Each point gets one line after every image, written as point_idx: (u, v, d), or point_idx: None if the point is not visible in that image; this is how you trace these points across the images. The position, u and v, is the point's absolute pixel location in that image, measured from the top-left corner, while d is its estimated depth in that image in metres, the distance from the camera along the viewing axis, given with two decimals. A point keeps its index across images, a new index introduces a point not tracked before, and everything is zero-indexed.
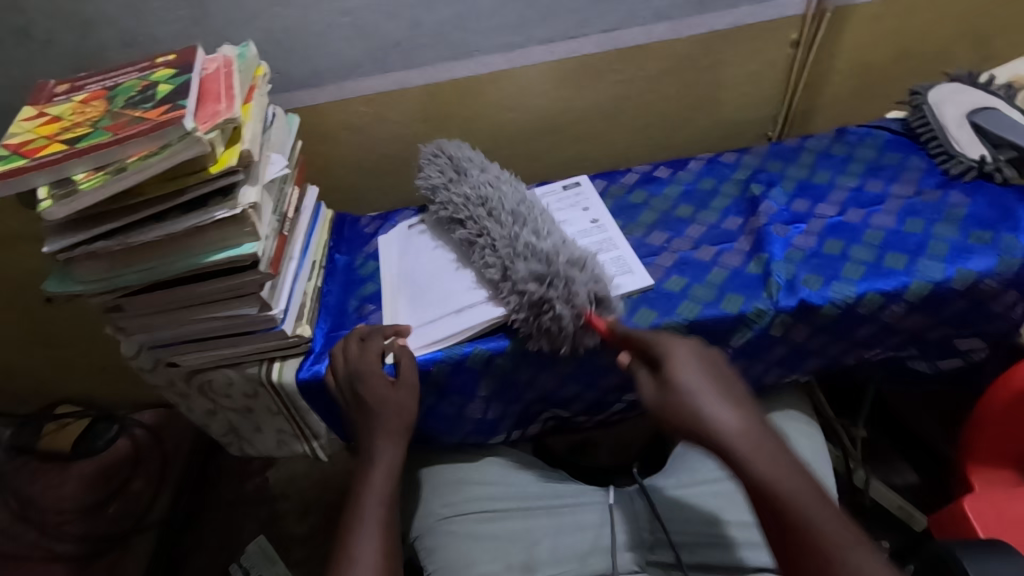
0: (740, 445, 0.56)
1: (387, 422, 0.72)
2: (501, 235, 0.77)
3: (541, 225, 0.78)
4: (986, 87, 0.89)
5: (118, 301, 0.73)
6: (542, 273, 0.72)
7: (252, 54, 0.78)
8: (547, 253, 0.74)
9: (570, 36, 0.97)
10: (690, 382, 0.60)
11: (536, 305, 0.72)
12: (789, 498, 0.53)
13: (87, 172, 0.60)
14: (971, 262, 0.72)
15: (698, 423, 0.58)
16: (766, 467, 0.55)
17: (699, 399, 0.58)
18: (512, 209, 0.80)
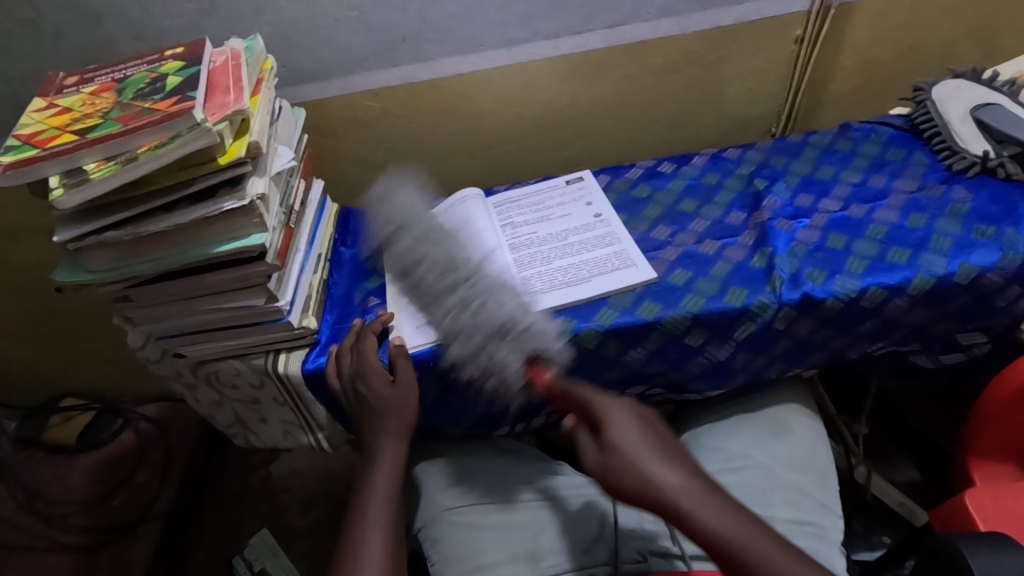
0: (685, 502, 0.57)
1: (388, 421, 0.74)
2: (438, 304, 0.76)
3: (466, 283, 0.75)
4: (990, 83, 0.89)
5: (127, 292, 0.74)
6: (474, 331, 0.71)
7: (260, 47, 0.79)
8: (472, 324, 0.71)
9: (575, 32, 0.98)
10: (629, 445, 0.60)
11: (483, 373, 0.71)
12: (735, 547, 0.55)
13: (97, 162, 0.61)
14: (974, 256, 0.73)
15: (639, 491, 0.58)
16: (717, 520, 0.56)
17: (636, 463, 0.59)
18: (437, 270, 0.77)
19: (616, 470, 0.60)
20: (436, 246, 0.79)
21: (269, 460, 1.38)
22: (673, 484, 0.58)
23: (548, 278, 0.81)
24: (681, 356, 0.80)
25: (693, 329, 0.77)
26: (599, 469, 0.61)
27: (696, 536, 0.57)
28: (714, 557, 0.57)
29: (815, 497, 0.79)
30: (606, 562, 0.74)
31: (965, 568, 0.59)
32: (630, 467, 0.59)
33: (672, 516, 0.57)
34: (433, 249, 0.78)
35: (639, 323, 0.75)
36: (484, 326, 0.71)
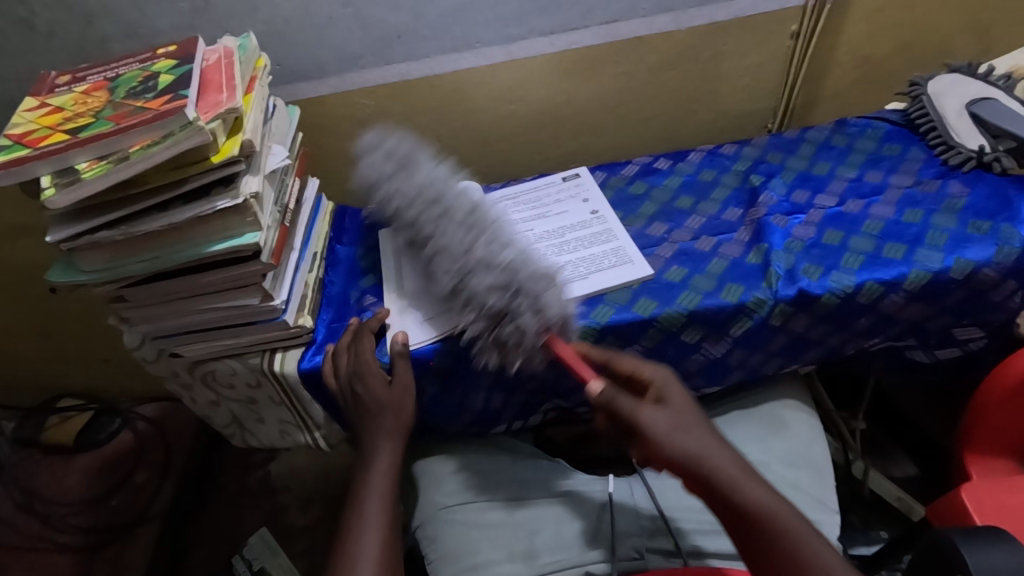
0: (729, 470, 0.59)
1: (385, 422, 0.74)
2: (448, 244, 0.77)
3: (501, 238, 0.77)
4: (986, 78, 0.89)
5: (122, 291, 0.73)
6: (514, 266, 0.73)
7: (253, 45, 0.78)
8: (507, 262, 0.73)
9: (570, 28, 0.97)
10: (680, 415, 0.63)
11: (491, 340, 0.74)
12: (768, 523, 0.56)
13: (89, 162, 0.60)
14: (970, 251, 0.73)
15: (683, 456, 0.59)
16: (760, 492, 0.58)
17: (682, 430, 0.61)
18: (469, 217, 0.79)
19: (667, 429, 0.61)
20: (462, 202, 0.81)
21: (268, 459, 1.38)
22: (718, 460, 0.60)
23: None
24: (678, 353, 0.80)
25: (689, 326, 0.76)
26: (650, 425, 0.61)
27: (728, 504, 0.58)
28: (740, 531, 0.58)
29: (810, 493, 0.79)
30: (604, 559, 0.74)
31: (960, 563, 0.60)
32: (683, 430, 0.61)
33: (712, 485, 0.59)
34: (454, 197, 0.82)
35: (635, 320, 0.75)
36: (527, 271, 0.72)
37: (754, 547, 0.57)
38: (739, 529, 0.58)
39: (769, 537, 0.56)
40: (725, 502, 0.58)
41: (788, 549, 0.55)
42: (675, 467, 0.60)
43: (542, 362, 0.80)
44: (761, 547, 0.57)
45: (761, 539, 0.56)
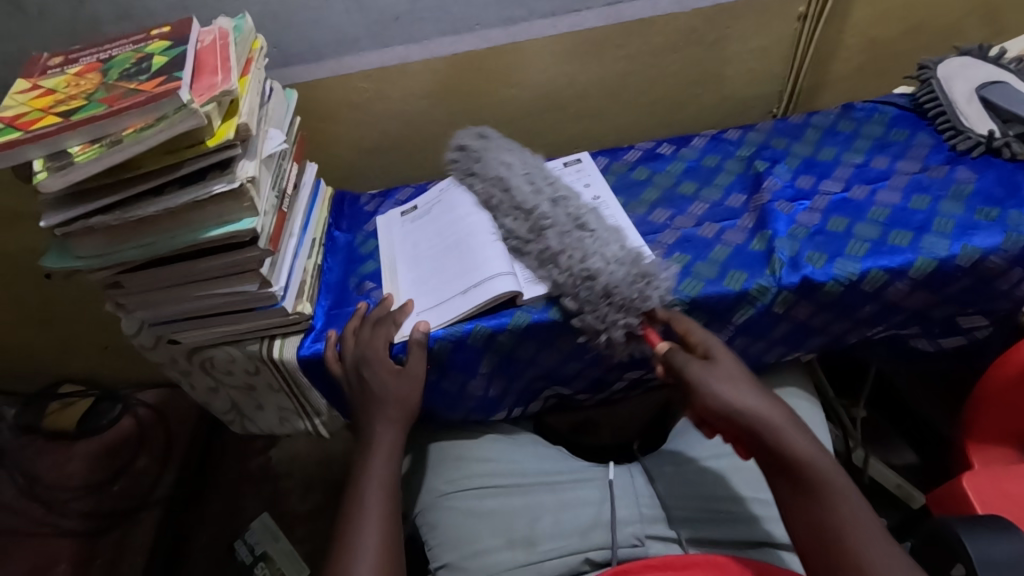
0: (776, 421, 0.60)
1: (387, 410, 0.74)
2: (590, 244, 0.74)
3: (581, 246, 0.74)
4: (997, 61, 0.87)
5: (118, 277, 0.73)
6: (608, 265, 0.71)
7: (249, 26, 0.77)
8: (593, 270, 0.71)
9: (573, 10, 0.96)
10: (730, 369, 0.64)
11: (635, 277, 0.71)
12: (822, 476, 0.59)
13: (82, 145, 0.59)
14: (977, 239, 0.72)
15: (739, 406, 0.61)
16: (805, 443, 0.60)
17: (736, 384, 0.63)
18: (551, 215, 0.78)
19: (720, 378, 0.63)
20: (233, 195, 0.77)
21: (269, 446, 1.38)
22: (770, 410, 0.61)
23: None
24: None
25: (692, 313, 0.76)
26: (699, 376, 0.63)
27: (784, 460, 0.59)
28: (783, 478, 0.60)
29: None
30: (605, 546, 0.74)
31: (963, 555, 0.59)
32: (730, 382, 0.62)
33: (765, 434, 0.60)
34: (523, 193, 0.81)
35: None
36: (622, 273, 0.70)
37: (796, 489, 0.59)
38: (791, 487, 0.60)
39: (818, 490, 0.59)
40: (773, 452, 0.60)
41: (829, 504, 0.58)
42: (731, 421, 0.61)
43: (543, 350, 0.80)
44: (801, 490, 0.59)
45: (806, 485, 0.59)
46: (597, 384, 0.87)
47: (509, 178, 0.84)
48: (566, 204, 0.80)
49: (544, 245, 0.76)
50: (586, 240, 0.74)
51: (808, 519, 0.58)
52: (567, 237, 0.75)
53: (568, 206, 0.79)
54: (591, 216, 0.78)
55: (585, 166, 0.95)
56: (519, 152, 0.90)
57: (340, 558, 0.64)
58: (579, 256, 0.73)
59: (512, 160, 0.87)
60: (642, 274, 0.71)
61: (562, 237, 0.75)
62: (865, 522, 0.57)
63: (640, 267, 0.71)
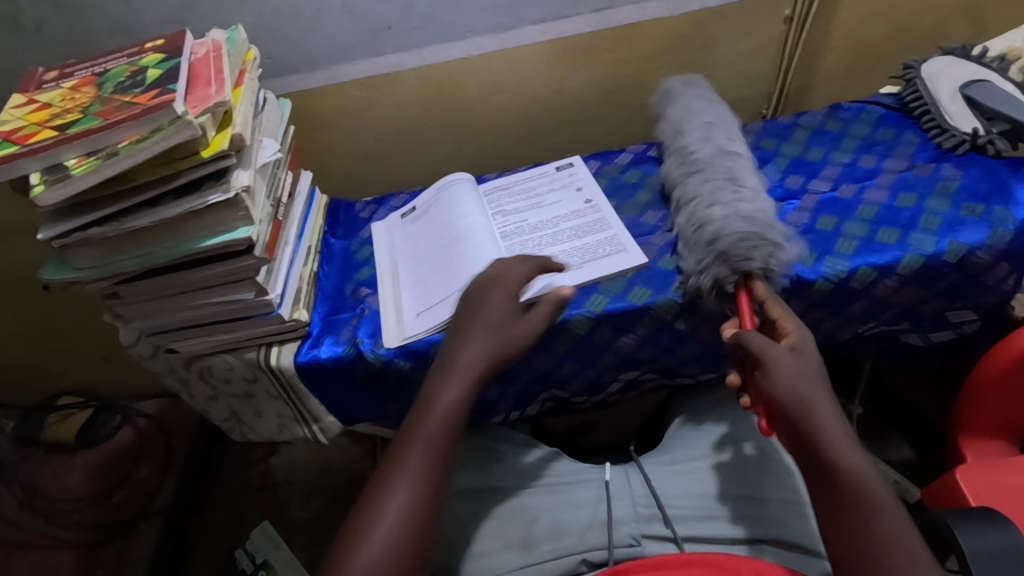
0: (830, 426, 0.59)
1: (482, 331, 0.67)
2: (725, 196, 0.76)
3: (723, 198, 0.76)
4: (980, 60, 0.88)
5: (115, 288, 0.73)
6: (728, 217, 0.73)
7: (242, 38, 0.78)
8: (711, 220, 0.74)
9: (562, 16, 0.97)
10: (796, 367, 0.61)
11: (751, 237, 0.71)
12: (875, 500, 0.56)
13: (78, 158, 0.60)
14: (963, 234, 0.73)
15: (799, 401, 0.59)
16: (857, 459, 0.58)
17: (815, 380, 0.61)
18: (721, 167, 0.80)
19: (787, 370, 0.60)
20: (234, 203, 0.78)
21: (269, 453, 1.39)
22: (828, 416, 0.59)
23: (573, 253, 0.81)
24: (673, 341, 0.80)
25: (684, 313, 0.77)
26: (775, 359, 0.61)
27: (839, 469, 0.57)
28: (828, 485, 0.58)
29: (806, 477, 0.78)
30: (601, 547, 0.75)
31: (955, 545, 0.60)
32: (795, 377, 0.60)
33: (817, 436, 0.58)
34: (705, 148, 0.83)
35: (630, 308, 0.76)
36: (737, 227, 0.71)
37: (839, 499, 0.57)
38: (835, 495, 0.58)
39: (865, 511, 0.56)
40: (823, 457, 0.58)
41: (879, 529, 0.55)
42: (787, 412, 0.59)
43: (538, 352, 0.80)
44: (843, 502, 0.57)
45: (850, 498, 0.57)
46: (593, 386, 0.88)
47: (687, 129, 0.87)
48: (739, 162, 0.81)
49: (688, 196, 0.80)
50: (735, 195, 0.76)
51: (845, 533, 0.56)
52: (704, 186, 0.78)
53: (732, 160, 0.81)
54: (748, 178, 0.79)
55: (698, 85, 0.94)
56: (716, 105, 0.90)
57: (381, 480, 0.60)
58: (705, 206, 0.76)
59: (705, 109, 0.89)
60: (762, 239, 0.71)
61: (703, 187, 0.79)
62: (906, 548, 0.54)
63: (764, 232, 0.71)
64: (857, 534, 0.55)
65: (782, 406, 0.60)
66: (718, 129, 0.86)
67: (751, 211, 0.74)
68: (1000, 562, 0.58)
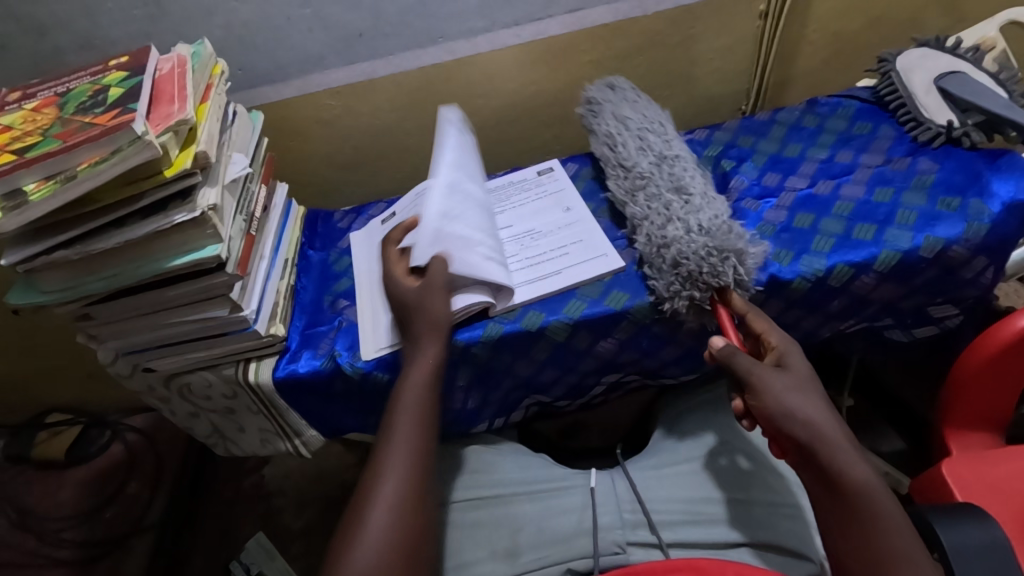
0: (834, 436, 0.60)
1: (422, 325, 0.72)
2: (676, 210, 0.75)
3: (677, 211, 0.75)
4: (954, 51, 0.87)
5: (87, 310, 0.73)
6: (686, 233, 0.72)
7: (208, 52, 0.77)
8: (668, 238, 0.73)
9: (535, 18, 0.96)
10: (791, 381, 0.62)
11: (713, 251, 0.70)
12: (880, 512, 0.57)
13: (37, 182, 0.59)
14: (939, 229, 0.72)
15: (802, 414, 0.60)
16: (863, 469, 0.58)
17: (808, 395, 0.62)
18: (665, 176, 0.80)
19: (780, 386, 0.61)
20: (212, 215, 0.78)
21: (261, 464, 1.38)
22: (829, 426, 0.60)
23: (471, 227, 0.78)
24: (653, 344, 0.80)
25: (662, 317, 0.76)
26: (762, 382, 0.62)
27: (844, 485, 0.58)
28: (834, 499, 0.59)
29: (791, 477, 0.78)
30: (587, 555, 0.74)
31: (936, 545, 0.60)
32: (793, 391, 0.61)
33: (819, 451, 0.59)
34: (643, 158, 0.82)
35: (607, 313, 0.75)
36: (698, 243, 0.71)
37: (846, 513, 0.58)
38: (836, 506, 0.59)
39: (876, 521, 0.56)
40: (829, 470, 0.59)
41: (887, 541, 0.56)
42: (785, 427, 0.60)
43: (519, 359, 0.80)
44: (851, 515, 0.57)
45: (859, 510, 0.57)
46: (576, 390, 0.87)
47: (619, 140, 0.85)
48: (681, 168, 0.81)
49: (638, 213, 0.79)
50: (692, 206, 0.75)
51: (854, 548, 0.57)
52: (653, 202, 0.78)
53: (674, 168, 0.80)
54: (693, 184, 0.79)
55: (620, 86, 0.93)
56: (644, 106, 0.90)
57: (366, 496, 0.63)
58: (658, 224, 0.75)
59: (631, 113, 0.88)
60: (722, 248, 0.70)
61: (653, 203, 0.78)
62: (916, 556, 0.55)
63: (727, 241, 0.71)
64: (868, 546, 0.56)
65: (775, 422, 0.61)
66: (643, 140, 0.85)
67: (709, 220, 0.73)
68: (981, 561, 0.58)
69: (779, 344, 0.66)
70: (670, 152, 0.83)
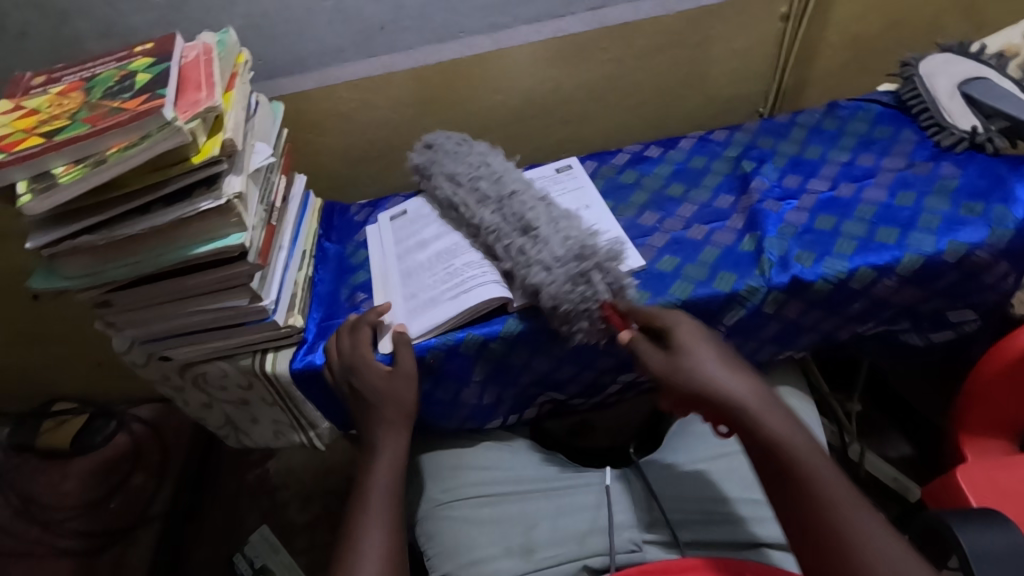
0: (751, 404, 0.59)
1: (386, 412, 0.72)
2: (534, 246, 0.73)
3: (530, 248, 0.73)
4: (978, 57, 0.87)
5: (107, 297, 0.72)
6: (550, 270, 0.70)
7: (232, 40, 0.77)
8: (535, 282, 0.71)
9: (556, 16, 0.96)
10: (699, 357, 0.61)
11: (576, 280, 0.70)
12: (801, 461, 0.56)
13: (65, 166, 0.59)
14: (962, 234, 0.72)
15: (715, 390, 0.59)
16: (785, 428, 0.58)
17: (717, 366, 0.60)
18: (512, 213, 0.77)
19: (689, 366, 0.61)
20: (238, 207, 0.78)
21: (267, 457, 1.38)
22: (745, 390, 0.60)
23: (425, 291, 0.80)
24: None
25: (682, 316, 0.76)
26: (659, 368, 0.63)
27: (759, 444, 0.58)
28: (772, 468, 0.58)
29: None
30: (602, 552, 0.74)
31: (958, 549, 0.59)
32: (700, 371, 0.60)
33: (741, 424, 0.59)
34: (504, 185, 0.81)
35: None
36: (561, 279, 0.70)
37: (786, 481, 0.56)
38: (775, 476, 0.57)
39: (811, 481, 0.55)
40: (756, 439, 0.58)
41: (821, 487, 0.55)
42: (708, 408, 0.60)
43: (537, 355, 0.80)
44: (792, 482, 0.56)
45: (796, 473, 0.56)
46: (591, 389, 0.87)
47: (459, 188, 0.84)
48: (522, 203, 0.78)
49: (501, 248, 0.76)
50: (540, 239, 0.73)
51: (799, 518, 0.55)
52: (509, 240, 0.75)
53: (515, 202, 0.78)
54: (536, 215, 0.76)
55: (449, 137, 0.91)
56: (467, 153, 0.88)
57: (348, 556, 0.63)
58: (521, 266, 0.73)
59: (468, 157, 0.87)
60: (585, 274, 0.70)
61: (508, 241, 0.76)
62: (857, 512, 0.54)
63: (588, 262, 0.70)
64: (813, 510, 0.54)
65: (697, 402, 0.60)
66: (498, 174, 0.83)
67: (566, 251, 0.71)
68: (1002, 564, 0.58)
69: (675, 319, 0.65)
70: (501, 186, 0.81)
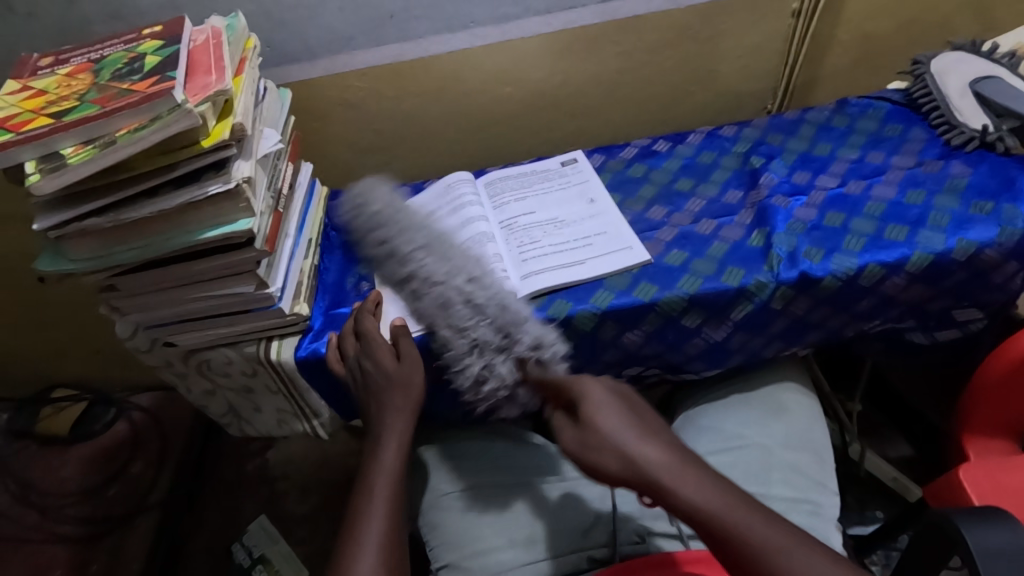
0: (658, 474, 0.52)
1: (397, 398, 0.71)
2: (450, 354, 0.74)
3: (451, 325, 0.74)
4: (989, 56, 0.87)
5: (112, 280, 0.72)
6: (465, 357, 0.72)
7: (241, 25, 0.76)
8: (479, 392, 0.72)
9: (567, 7, 0.95)
10: (605, 424, 0.56)
11: (482, 375, 0.71)
12: (723, 522, 0.49)
13: (75, 146, 0.59)
14: (972, 232, 0.72)
15: (621, 465, 0.54)
16: (696, 489, 0.51)
17: (622, 435, 0.55)
18: (423, 287, 0.78)
19: (590, 441, 0.56)
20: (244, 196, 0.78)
21: (265, 447, 1.37)
22: (654, 456, 0.54)
23: None
24: (678, 338, 0.79)
25: (690, 310, 0.76)
26: (573, 448, 0.58)
27: (686, 517, 0.51)
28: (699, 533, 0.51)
29: (811, 475, 0.78)
30: (605, 545, 0.73)
31: (965, 548, 0.59)
32: (605, 440, 0.55)
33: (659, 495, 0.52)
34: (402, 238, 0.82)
35: (636, 304, 0.75)
36: (481, 364, 0.71)
37: (709, 540, 0.50)
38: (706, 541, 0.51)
39: (729, 537, 0.49)
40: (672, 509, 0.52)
41: (751, 542, 0.48)
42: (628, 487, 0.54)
43: None
44: (721, 548, 0.50)
45: (718, 537, 0.50)
46: None
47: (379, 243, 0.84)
48: (423, 286, 0.77)
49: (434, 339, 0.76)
50: (460, 312, 0.74)
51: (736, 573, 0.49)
52: (438, 328, 0.75)
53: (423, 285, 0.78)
54: (438, 295, 0.75)
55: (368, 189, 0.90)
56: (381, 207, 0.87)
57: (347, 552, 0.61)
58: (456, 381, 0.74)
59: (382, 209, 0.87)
60: (488, 365, 0.71)
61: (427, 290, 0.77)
62: (791, 551, 0.47)
63: (484, 352, 0.71)
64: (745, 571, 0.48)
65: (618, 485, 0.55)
66: (401, 247, 0.81)
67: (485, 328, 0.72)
68: (1009, 563, 0.57)
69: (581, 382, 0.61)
70: (406, 262, 0.80)
